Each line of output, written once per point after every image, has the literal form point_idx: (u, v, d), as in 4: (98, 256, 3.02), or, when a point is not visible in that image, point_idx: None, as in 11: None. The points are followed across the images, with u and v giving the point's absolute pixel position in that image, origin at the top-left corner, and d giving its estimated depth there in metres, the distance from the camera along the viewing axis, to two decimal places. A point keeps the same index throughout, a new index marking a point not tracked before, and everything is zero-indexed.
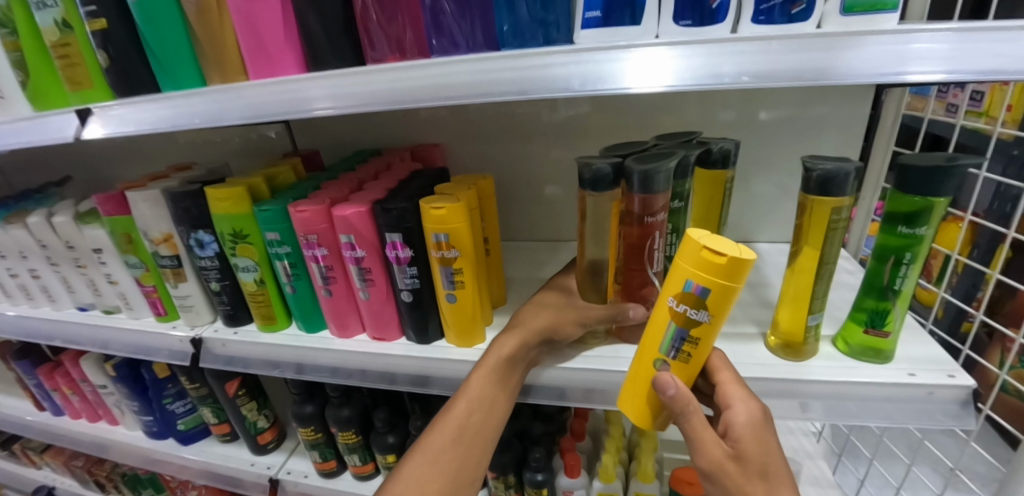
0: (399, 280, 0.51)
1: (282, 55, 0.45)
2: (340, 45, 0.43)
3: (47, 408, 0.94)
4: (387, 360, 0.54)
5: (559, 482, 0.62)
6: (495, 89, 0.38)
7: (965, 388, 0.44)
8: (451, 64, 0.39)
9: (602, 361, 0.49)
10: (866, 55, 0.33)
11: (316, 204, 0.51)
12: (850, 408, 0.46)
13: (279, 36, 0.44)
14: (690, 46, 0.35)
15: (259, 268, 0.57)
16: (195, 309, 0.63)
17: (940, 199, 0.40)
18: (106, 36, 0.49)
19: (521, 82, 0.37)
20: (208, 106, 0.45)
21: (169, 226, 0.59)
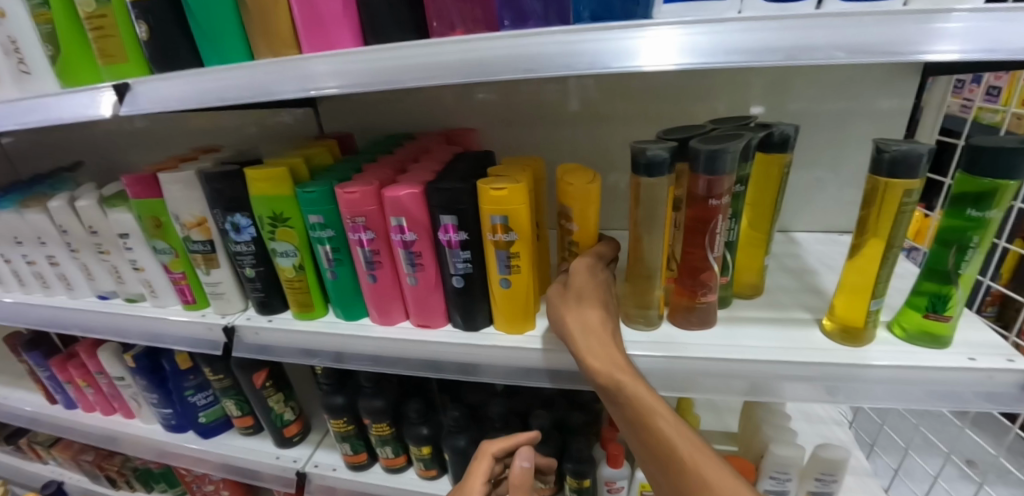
0: (452, 264, 0.50)
1: (339, 27, 0.43)
2: (402, 17, 0.42)
3: (58, 401, 0.91)
4: (434, 348, 0.53)
5: (601, 473, 0.61)
6: (574, 62, 0.37)
7: None
8: (525, 37, 0.38)
9: (663, 347, 0.49)
10: (958, 30, 0.32)
11: (364, 185, 0.49)
12: (911, 394, 0.46)
13: (338, 7, 0.42)
14: (776, 21, 0.34)
15: (298, 254, 0.55)
16: (226, 297, 0.61)
17: (1010, 182, 0.40)
18: (147, 6, 0.47)
19: (603, 57, 0.36)
20: (261, 81, 0.44)
21: (202, 209, 0.57)
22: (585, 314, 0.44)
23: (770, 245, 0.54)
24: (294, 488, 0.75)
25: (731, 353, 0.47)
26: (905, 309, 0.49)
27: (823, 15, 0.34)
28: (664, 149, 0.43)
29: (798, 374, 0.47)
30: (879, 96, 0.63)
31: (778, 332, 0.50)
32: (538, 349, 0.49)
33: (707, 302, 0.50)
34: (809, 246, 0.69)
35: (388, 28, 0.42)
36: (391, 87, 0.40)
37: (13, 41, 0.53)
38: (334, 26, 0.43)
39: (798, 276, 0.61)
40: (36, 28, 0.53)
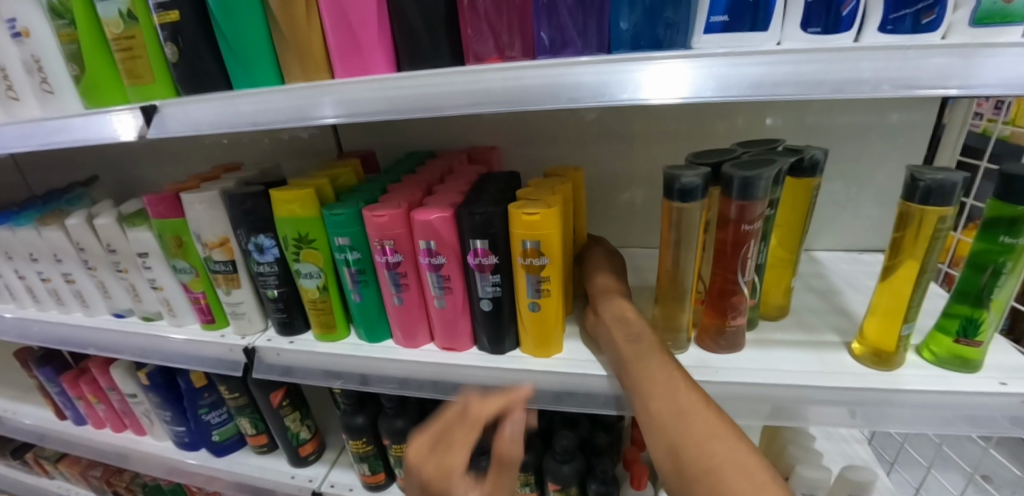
0: (481, 286, 0.50)
1: (373, 51, 0.43)
2: (439, 43, 0.42)
3: (67, 417, 0.90)
4: (462, 370, 0.52)
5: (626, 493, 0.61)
6: (618, 91, 0.37)
7: None
8: (565, 66, 0.38)
9: (695, 372, 0.49)
10: (1006, 62, 0.32)
11: (393, 208, 0.49)
12: (943, 418, 0.46)
13: (373, 31, 0.42)
14: (816, 52, 0.35)
15: (322, 275, 0.55)
16: (247, 317, 0.61)
17: None
18: (177, 28, 0.46)
19: (643, 86, 0.36)
20: (294, 105, 0.44)
21: (226, 229, 0.56)
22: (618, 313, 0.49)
23: (797, 266, 0.54)
24: None
25: (763, 378, 0.47)
26: (935, 334, 0.49)
27: (868, 48, 0.34)
28: (698, 176, 0.43)
29: (831, 399, 0.46)
30: (900, 115, 0.63)
31: (807, 355, 0.50)
32: (568, 372, 0.49)
33: (736, 325, 0.50)
34: (829, 264, 0.69)
35: (422, 53, 0.42)
36: (429, 114, 0.40)
37: (37, 61, 0.53)
38: (369, 51, 0.43)
39: (822, 296, 0.61)
40: (60, 48, 0.52)
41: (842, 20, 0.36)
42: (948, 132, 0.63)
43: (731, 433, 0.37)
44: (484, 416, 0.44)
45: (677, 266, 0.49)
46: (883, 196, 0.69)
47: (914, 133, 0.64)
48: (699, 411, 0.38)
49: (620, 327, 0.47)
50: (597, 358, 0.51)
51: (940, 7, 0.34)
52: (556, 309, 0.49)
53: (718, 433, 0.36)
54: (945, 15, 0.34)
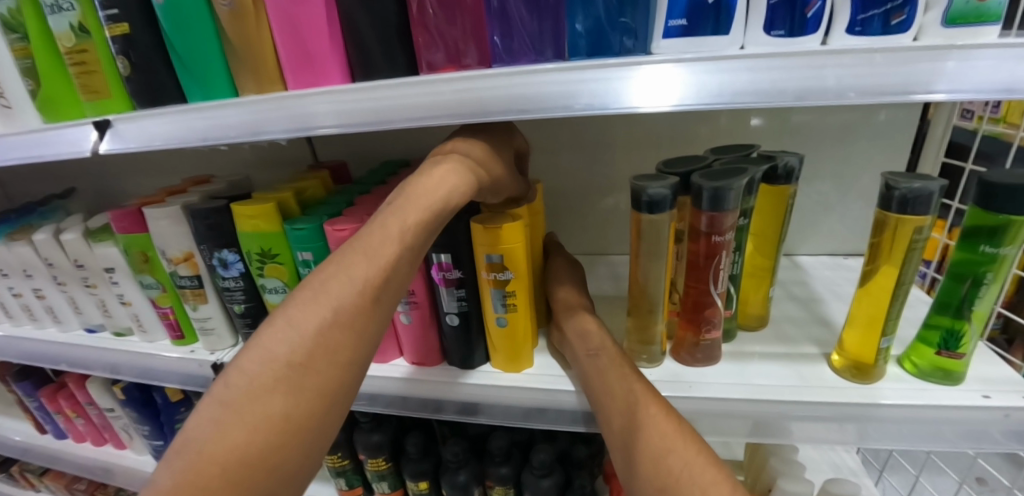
0: (446, 301, 0.48)
1: (325, 62, 0.42)
2: (392, 53, 0.40)
3: (49, 431, 0.89)
4: (430, 387, 0.51)
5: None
6: (575, 101, 0.35)
7: None
8: (519, 75, 0.36)
9: (667, 387, 0.47)
10: (977, 67, 0.30)
11: (355, 222, 0.47)
12: (925, 432, 0.44)
13: (324, 41, 0.41)
14: (779, 58, 0.33)
15: (288, 290, 0.54)
16: (216, 333, 0.60)
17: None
18: (128, 41, 0.45)
19: (598, 96, 0.35)
20: (245, 118, 0.42)
21: (190, 244, 0.55)
22: (584, 328, 0.48)
23: (776, 274, 0.52)
24: None
25: (739, 393, 0.45)
26: (917, 346, 0.47)
27: (836, 52, 0.32)
28: (665, 186, 0.41)
29: (809, 415, 0.45)
30: (885, 115, 0.62)
31: (787, 368, 0.49)
32: (538, 388, 0.48)
33: (711, 338, 0.48)
34: (816, 270, 0.68)
35: (376, 63, 0.41)
36: (384, 127, 0.39)
37: None
38: (321, 61, 0.42)
39: (805, 305, 0.59)
40: (15, 62, 0.51)
41: (808, 22, 0.33)
42: (933, 133, 0.61)
43: (689, 444, 0.37)
44: (359, 280, 0.37)
45: (647, 279, 0.47)
46: (871, 198, 0.67)
47: (901, 135, 0.63)
48: (656, 427, 0.38)
49: (580, 341, 0.47)
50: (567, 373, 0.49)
51: (910, 7, 0.32)
52: (525, 324, 0.48)
53: (675, 449, 0.36)
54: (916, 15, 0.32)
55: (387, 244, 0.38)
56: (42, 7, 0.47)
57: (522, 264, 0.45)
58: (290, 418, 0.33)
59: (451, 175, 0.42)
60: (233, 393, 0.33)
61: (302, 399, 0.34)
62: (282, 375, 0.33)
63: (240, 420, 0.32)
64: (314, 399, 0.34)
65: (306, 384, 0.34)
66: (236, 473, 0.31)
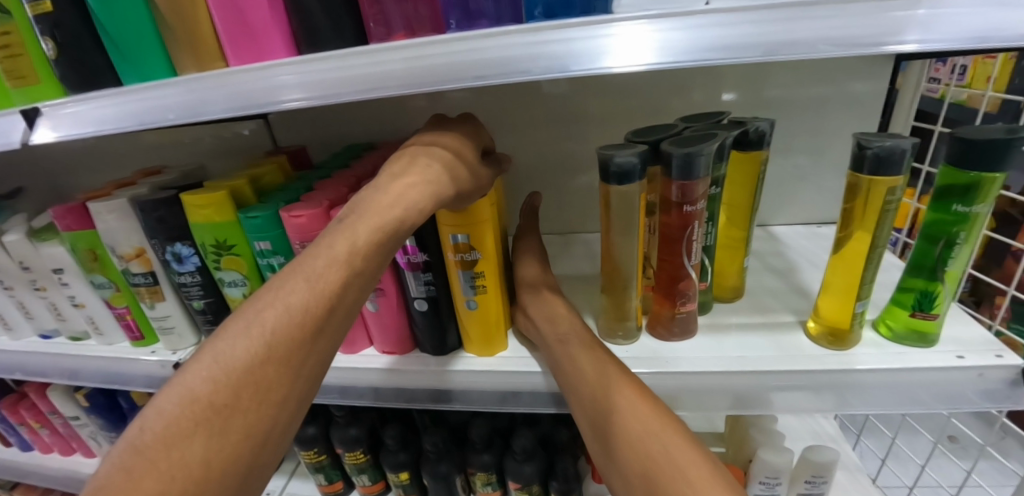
0: (411, 284, 0.46)
1: (268, 35, 0.39)
2: (339, 23, 0.38)
3: (13, 444, 0.85)
4: (402, 376, 0.49)
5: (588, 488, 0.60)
6: (531, 66, 0.33)
7: (1015, 368, 0.41)
8: (473, 40, 0.34)
9: (642, 363, 0.46)
10: (947, 15, 0.29)
11: (313, 207, 0.45)
12: (900, 395, 0.44)
13: (265, 12, 0.38)
14: (743, 12, 0.31)
15: (248, 282, 0.51)
16: (176, 331, 0.57)
17: (996, 175, 0.37)
18: (54, 22, 0.41)
19: (560, 59, 0.33)
20: (185, 99, 0.39)
21: (141, 239, 0.52)
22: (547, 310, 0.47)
23: (750, 244, 0.52)
24: None
25: (717, 366, 0.45)
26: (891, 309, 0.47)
27: (802, 4, 0.31)
28: (634, 155, 0.40)
29: (787, 384, 0.44)
30: (855, 82, 0.61)
31: (765, 338, 0.48)
32: (512, 371, 0.46)
33: (686, 311, 0.47)
34: (790, 240, 0.67)
35: (324, 36, 0.38)
36: (333, 101, 0.36)
37: None
38: (263, 34, 0.39)
39: (780, 275, 0.58)
40: None
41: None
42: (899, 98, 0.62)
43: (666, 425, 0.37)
44: (298, 308, 0.34)
45: (617, 255, 0.46)
46: (843, 168, 0.67)
47: (871, 102, 0.62)
48: (632, 410, 0.38)
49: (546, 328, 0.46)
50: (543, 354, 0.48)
51: None
52: (495, 306, 0.46)
53: (651, 430, 0.37)
54: None
55: (332, 267, 0.35)
56: None
57: (489, 243, 0.43)
58: (211, 464, 0.30)
59: (417, 183, 0.38)
60: (146, 440, 0.29)
61: (229, 443, 0.30)
62: (201, 418, 0.30)
63: (151, 472, 0.28)
64: (239, 443, 0.31)
65: (231, 426, 0.31)
66: None
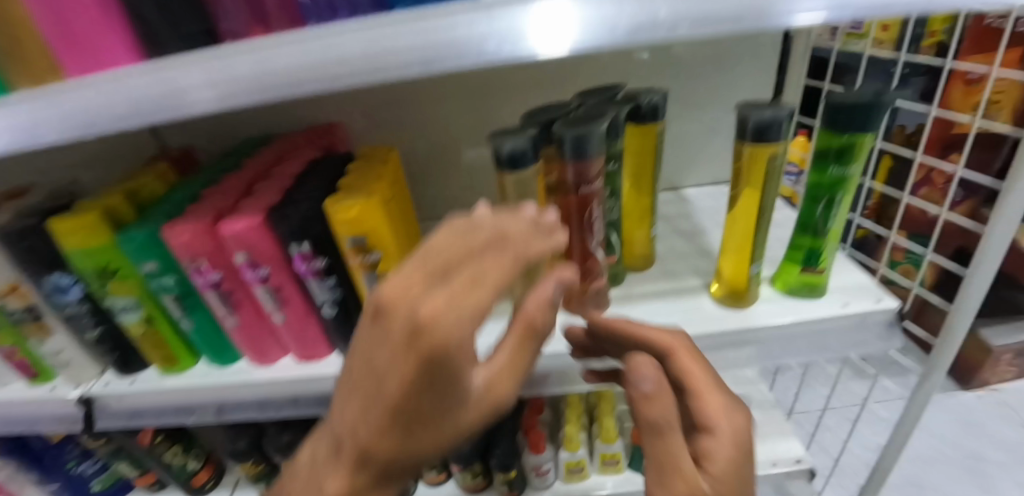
0: (316, 291, 0.45)
1: (107, 45, 0.34)
2: (181, 20, 0.34)
3: None
4: (325, 383, 0.49)
5: (527, 461, 0.63)
6: (390, 61, 0.29)
7: (891, 310, 0.46)
8: (321, 32, 0.30)
9: (559, 342, 0.48)
10: None
11: (196, 221, 0.42)
12: (797, 345, 0.48)
13: (96, 20, 0.33)
14: None
15: (143, 307, 0.48)
16: (75, 364, 0.53)
17: (867, 135, 0.40)
18: None
19: (422, 50, 0.29)
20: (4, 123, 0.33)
21: (10, 273, 0.47)
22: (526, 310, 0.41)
23: (654, 215, 0.53)
24: None
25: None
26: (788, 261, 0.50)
27: None
28: (524, 141, 0.39)
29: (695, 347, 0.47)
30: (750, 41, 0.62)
31: (674, 304, 0.50)
32: None
33: (597, 286, 0.49)
34: (699, 201, 0.70)
35: (170, 37, 0.34)
36: (176, 113, 0.32)
37: None
38: (100, 44, 0.34)
39: (688, 238, 0.61)
40: None
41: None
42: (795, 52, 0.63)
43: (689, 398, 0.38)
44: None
45: None
46: None
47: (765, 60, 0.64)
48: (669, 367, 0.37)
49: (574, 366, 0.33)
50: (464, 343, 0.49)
51: None
52: None
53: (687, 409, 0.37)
54: None
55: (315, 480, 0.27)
56: None
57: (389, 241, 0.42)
58: None
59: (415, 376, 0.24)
60: None
61: None
62: None
63: None
64: None
65: None
66: None
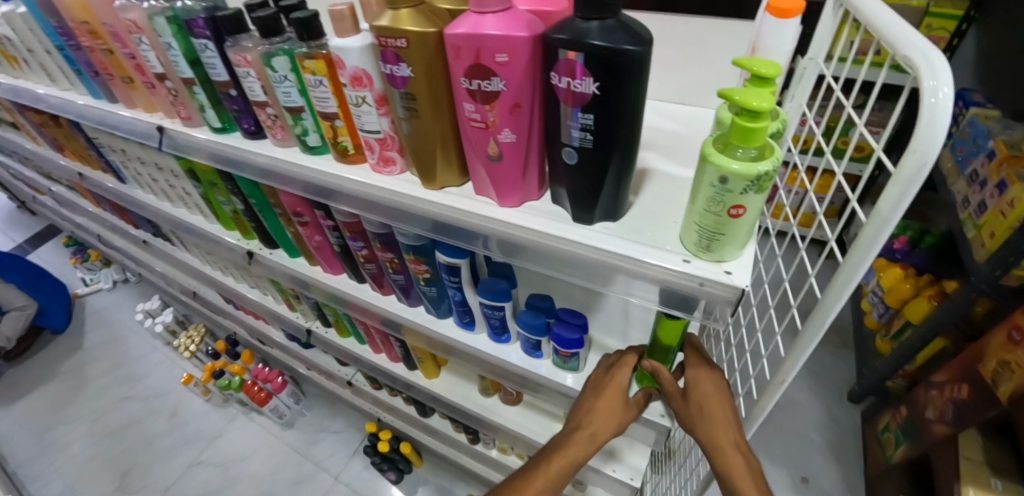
0: (397, 347, 0.90)
1: (334, 262, 0.80)
2: (355, 268, 0.77)
3: (218, 298, 1.44)
4: (399, 373, 0.96)
5: (477, 439, 1.08)
6: (417, 332, 0.78)
7: (630, 484, 0.87)
8: (402, 308, 0.76)
9: (484, 408, 0.90)
10: (558, 378, 0.67)
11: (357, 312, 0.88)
12: (611, 468, 0.89)
13: (329, 255, 0.79)
14: (492, 354, 0.70)
15: (334, 316, 0.97)
16: (306, 313, 1.04)
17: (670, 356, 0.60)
18: (256, 226, 0.86)
19: (426, 339, 0.78)
20: (311, 275, 0.85)
21: (289, 284, 0.96)
22: (604, 419, 0.58)
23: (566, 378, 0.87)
24: (347, 385, 1.25)
25: (528, 430, 0.86)
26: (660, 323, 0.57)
27: (512, 361, 0.69)
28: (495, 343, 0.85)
29: None
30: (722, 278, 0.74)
31: (537, 422, 0.87)
32: (443, 388, 0.93)
33: (512, 393, 0.88)
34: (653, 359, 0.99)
35: (355, 275, 0.79)
36: (357, 304, 0.81)
37: (191, 192, 0.95)
38: (332, 260, 0.80)
39: None
40: (197, 192, 0.92)
41: (502, 338, 0.69)
42: (795, 85, 0.55)
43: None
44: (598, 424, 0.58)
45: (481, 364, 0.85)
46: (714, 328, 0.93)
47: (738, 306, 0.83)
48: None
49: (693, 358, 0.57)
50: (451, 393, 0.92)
51: (539, 351, 0.68)
52: (429, 362, 0.90)
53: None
54: (542, 354, 0.68)
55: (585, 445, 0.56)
56: (215, 194, 0.87)
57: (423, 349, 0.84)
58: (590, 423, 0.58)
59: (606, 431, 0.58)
60: (584, 415, 0.58)
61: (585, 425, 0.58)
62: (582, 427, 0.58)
63: (589, 413, 0.58)
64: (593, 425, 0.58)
65: (587, 424, 0.58)
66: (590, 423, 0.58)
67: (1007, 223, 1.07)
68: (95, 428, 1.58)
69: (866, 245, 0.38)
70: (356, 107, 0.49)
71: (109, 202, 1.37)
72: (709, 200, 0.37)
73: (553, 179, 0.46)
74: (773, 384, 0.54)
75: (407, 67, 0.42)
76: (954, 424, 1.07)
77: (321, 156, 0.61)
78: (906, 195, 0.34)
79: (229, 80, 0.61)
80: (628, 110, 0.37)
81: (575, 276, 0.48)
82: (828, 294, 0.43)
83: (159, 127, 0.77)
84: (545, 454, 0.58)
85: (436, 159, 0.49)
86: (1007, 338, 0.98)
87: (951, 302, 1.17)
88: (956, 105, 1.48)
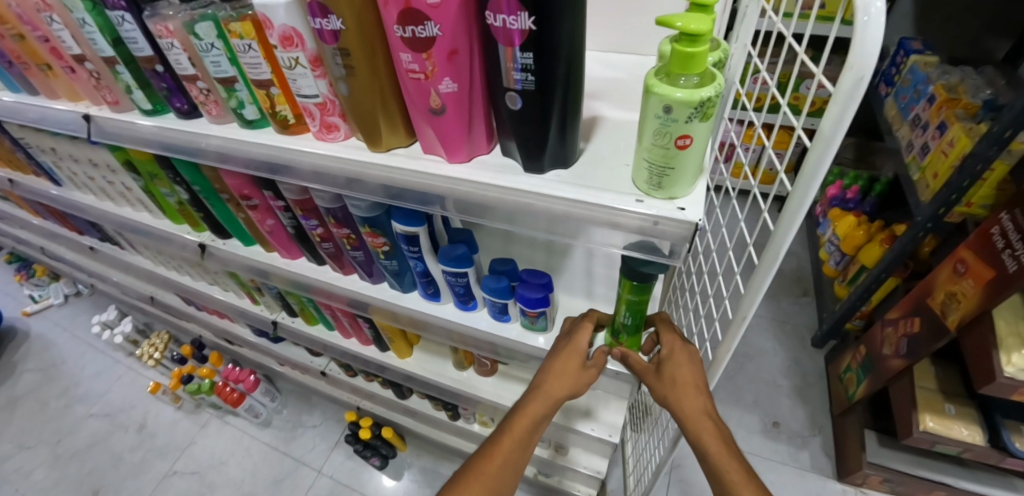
0: (366, 328, 0.89)
1: (290, 245, 0.78)
2: (312, 249, 0.75)
3: (178, 301, 1.38)
4: (372, 355, 0.95)
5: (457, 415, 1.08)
6: (384, 310, 0.76)
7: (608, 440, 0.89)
8: (366, 285, 0.74)
9: (460, 381, 0.90)
10: (527, 340, 0.67)
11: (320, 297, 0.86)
12: (589, 427, 0.91)
13: (284, 238, 0.76)
14: (460, 322, 0.69)
15: (299, 303, 0.94)
16: (270, 305, 1.01)
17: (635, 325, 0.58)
18: (205, 216, 0.82)
19: (393, 315, 0.77)
20: (268, 262, 0.82)
21: (248, 275, 0.93)
22: (566, 378, 0.58)
23: None
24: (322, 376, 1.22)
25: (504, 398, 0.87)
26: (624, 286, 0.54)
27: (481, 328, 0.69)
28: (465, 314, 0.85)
29: None
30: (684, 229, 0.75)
31: (514, 391, 0.88)
32: (416, 366, 0.92)
33: (487, 363, 0.87)
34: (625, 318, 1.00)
35: (316, 257, 0.77)
36: (319, 287, 0.79)
37: (132, 188, 0.90)
38: (287, 243, 0.77)
39: None
40: (138, 186, 0.87)
41: (468, 306, 0.69)
42: (739, 25, 0.56)
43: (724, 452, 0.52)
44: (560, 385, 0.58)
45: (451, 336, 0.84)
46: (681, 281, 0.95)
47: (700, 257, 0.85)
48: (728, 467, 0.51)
49: (663, 332, 0.59)
50: (425, 370, 0.92)
51: (506, 315, 0.68)
52: (400, 340, 0.89)
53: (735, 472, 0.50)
54: (509, 317, 0.68)
55: (546, 406, 0.57)
56: (157, 187, 0.83)
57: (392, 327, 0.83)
58: (555, 386, 0.58)
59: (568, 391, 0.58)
60: (548, 378, 0.58)
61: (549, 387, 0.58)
62: (545, 389, 0.58)
63: (555, 377, 0.58)
64: (557, 387, 0.58)
65: (551, 387, 0.58)
66: (553, 385, 0.58)
67: (949, 163, 1.12)
68: (57, 449, 1.51)
69: (812, 171, 0.38)
70: (290, 70, 0.47)
71: (48, 209, 1.28)
72: (656, 133, 0.36)
73: (501, 131, 0.45)
74: (735, 321, 0.55)
75: (338, 19, 0.39)
76: (906, 356, 1.14)
77: (262, 130, 0.58)
78: (847, 111, 0.34)
79: (153, 55, 0.57)
80: (566, 47, 0.36)
81: (536, 231, 0.48)
82: (779, 226, 0.44)
83: (85, 116, 0.72)
84: (510, 415, 0.58)
85: (379, 119, 0.47)
86: (952, 271, 1.04)
87: (898, 243, 1.23)
88: (898, 54, 1.53)
